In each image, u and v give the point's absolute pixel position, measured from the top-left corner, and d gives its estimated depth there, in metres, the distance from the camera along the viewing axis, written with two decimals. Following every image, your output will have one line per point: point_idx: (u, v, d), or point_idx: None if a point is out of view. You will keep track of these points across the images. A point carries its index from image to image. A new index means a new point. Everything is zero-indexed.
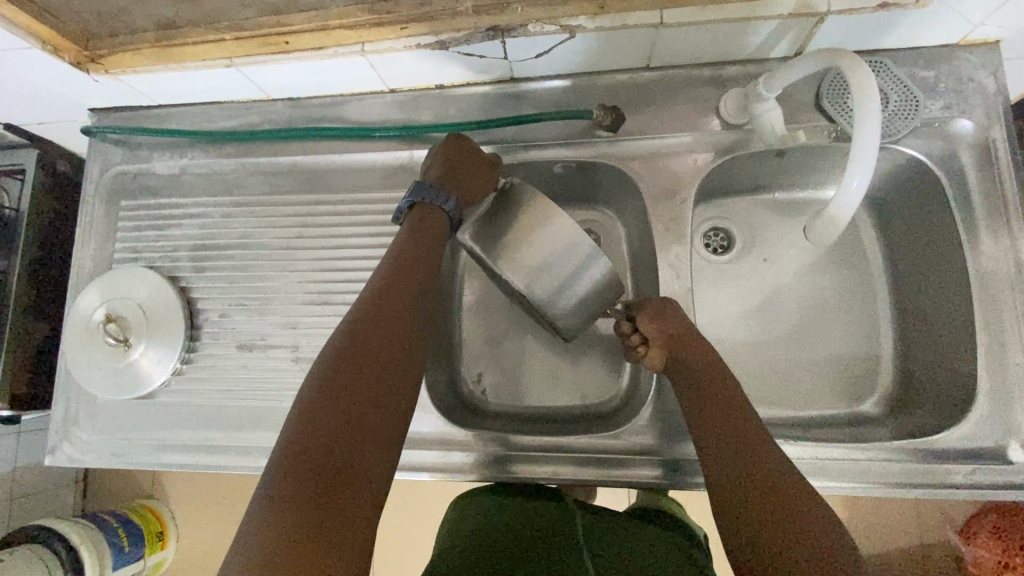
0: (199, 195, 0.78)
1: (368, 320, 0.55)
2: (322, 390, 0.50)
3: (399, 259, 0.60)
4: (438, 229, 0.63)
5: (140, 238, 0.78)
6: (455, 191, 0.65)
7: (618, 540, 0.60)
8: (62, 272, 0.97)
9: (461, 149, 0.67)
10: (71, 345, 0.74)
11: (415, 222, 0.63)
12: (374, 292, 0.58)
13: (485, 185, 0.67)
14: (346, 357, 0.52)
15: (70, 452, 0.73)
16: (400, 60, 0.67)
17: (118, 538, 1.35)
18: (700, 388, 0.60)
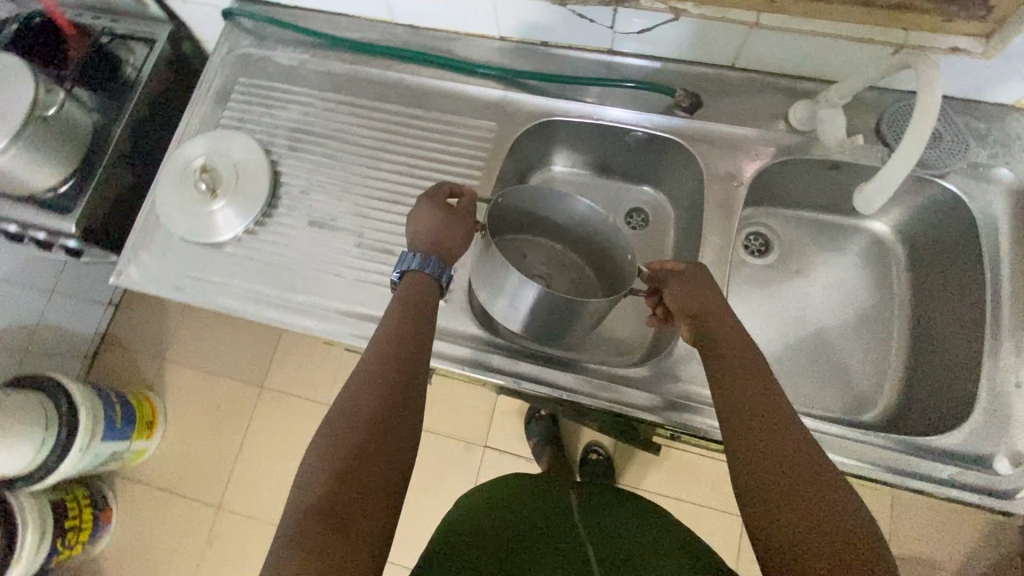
0: (308, 88, 0.86)
1: (356, 403, 0.54)
2: (322, 476, 0.49)
3: (390, 341, 0.60)
4: (425, 298, 0.65)
5: (246, 111, 0.86)
6: (431, 248, 0.68)
7: (612, 516, 0.65)
8: (156, 137, 1.05)
9: (434, 203, 0.70)
10: (162, 185, 0.81)
11: (402, 290, 0.65)
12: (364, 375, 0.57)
13: (461, 232, 0.69)
14: (339, 441, 0.51)
15: (133, 277, 0.80)
16: (520, 8, 0.76)
17: (113, 413, 1.39)
18: (726, 354, 0.58)
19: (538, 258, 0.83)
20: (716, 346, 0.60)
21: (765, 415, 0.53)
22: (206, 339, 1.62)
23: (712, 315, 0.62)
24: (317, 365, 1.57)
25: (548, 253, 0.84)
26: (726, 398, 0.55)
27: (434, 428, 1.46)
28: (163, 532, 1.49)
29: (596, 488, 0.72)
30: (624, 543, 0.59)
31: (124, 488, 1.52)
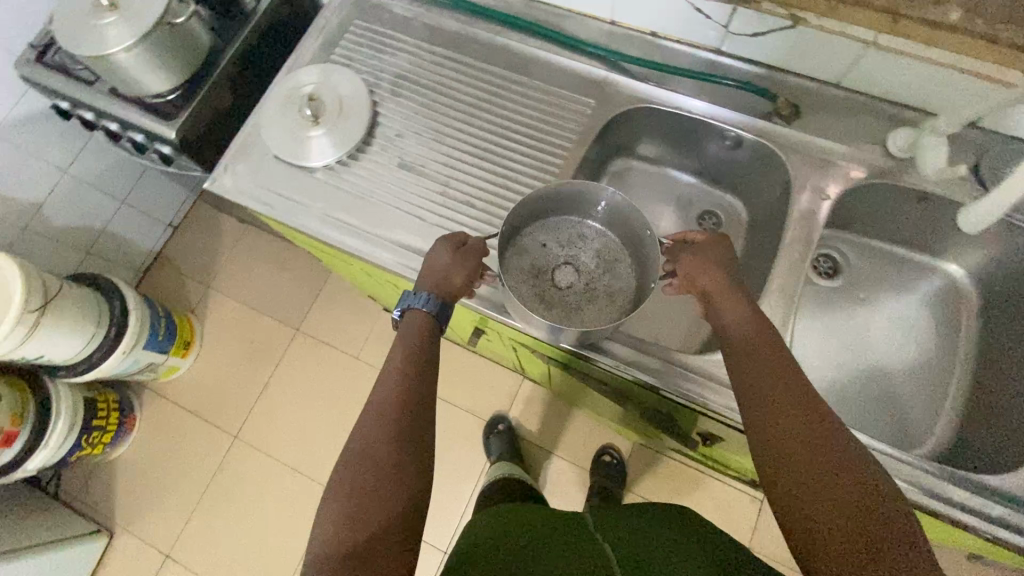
0: (418, 39, 0.89)
1: (364, 460, 0.59)
2: (341, 535, 0.54)
3: (392, 396, 0.63)
4: (426, 339, 0.68)
5: (355, 51, 0.89)
6: (435, 289, 0.70)
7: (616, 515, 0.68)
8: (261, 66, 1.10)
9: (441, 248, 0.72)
10: (270, 105, 0.85)
11: (404, 332, 0.68)
12: (368, 432, 0.61)
13: (462, 276, 0.71)
14: (350, 501, 0.56)
15: (228, 185, 0.84)
16: None
17: (157, 326, 1.44)
18: (739, 323, 0.61)
19: (557, 244, 0.81)
20: (729, 316, 0.62)
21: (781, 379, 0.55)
22: (253, 275, 1.67)
23: (724, 284, 0.64)
24: (354, 319, 1.61)
25: (567, 233, 0.82)
26: (741, 366, 0.58)
27: (459, 401, 1.50)
28: (180, 451, 1.54)
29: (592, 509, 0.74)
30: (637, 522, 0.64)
31: (153, 400, 1.58)
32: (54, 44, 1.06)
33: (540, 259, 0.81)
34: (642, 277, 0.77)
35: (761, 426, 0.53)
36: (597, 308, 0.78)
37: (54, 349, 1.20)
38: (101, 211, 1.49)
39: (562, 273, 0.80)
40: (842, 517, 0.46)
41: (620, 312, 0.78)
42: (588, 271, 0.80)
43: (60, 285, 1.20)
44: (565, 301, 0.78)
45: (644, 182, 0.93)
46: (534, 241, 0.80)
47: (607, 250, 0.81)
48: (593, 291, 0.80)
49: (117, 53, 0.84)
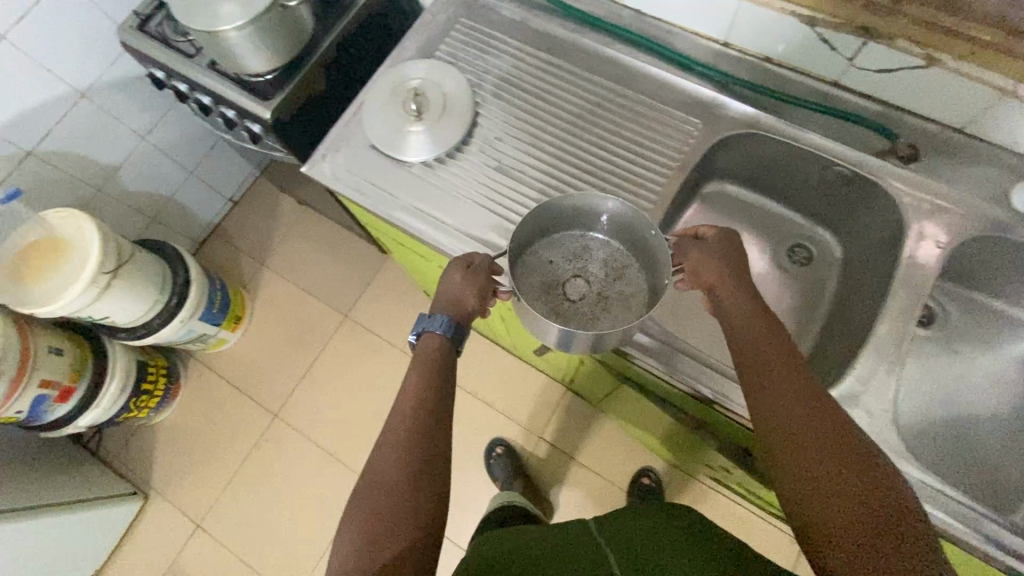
0: (524, 42, 0.89)
1: (379, 482, 0.60)
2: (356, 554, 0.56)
3: (405, 419, 0.64)
4: (439, 360, 0.70)
5: (461, 49, 0.89)
6: (447, 312, 0.72)
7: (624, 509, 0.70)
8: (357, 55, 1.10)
9: (454, 270, 0.73)
10: (373, 95, 0.86)
11: (419, 354, 0.70)
12: (383, 453, 0.62)
13: (473, 299, 0.72)
14: (363, 527, 0.58)
15: (327, 172, 0.84)
16: (764, 19, 0.76)
17: (214, 299, 1.46)
18: (751, 327, 0.63)
19: (564, 258, 0.79)
20: (739, 318, 0.64)
21: (793, 388, 0.57)
22: (307, 257, 1.69)
23: (733, 283, 0.66)
24: (401, 311, 1.61)
25: (572, 247, 0.80)
26: (752, 371, 0.60)
27: (501, 406, 1.51)
28: (220, 423, 1.56)
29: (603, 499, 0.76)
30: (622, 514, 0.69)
31: (198, 369, 1.60)
32: (157, 14, 1.08)
33: (549, 276, 0.79)
34: (653, 278, 0.75)
35: (780, 450, 0.55)
36: (612, 316, 0.76)
37: (120, 312, 1.22)
38: (170, 180, 1.51)
39: (573, 286, 0.78)
40: (853, 521, 0.49)
41: (637, 314, 0.75)
42: (600, 278, 0.78)
43: (133, 250, 1.22)
44: (581, 313, 0.76)
45: (735, 208, 0.92)
46: (539, 258, 0.79)
47: (613, 257, 0.79)
48: (608, 299, 0.78)
49: (228, 31, 0.85)
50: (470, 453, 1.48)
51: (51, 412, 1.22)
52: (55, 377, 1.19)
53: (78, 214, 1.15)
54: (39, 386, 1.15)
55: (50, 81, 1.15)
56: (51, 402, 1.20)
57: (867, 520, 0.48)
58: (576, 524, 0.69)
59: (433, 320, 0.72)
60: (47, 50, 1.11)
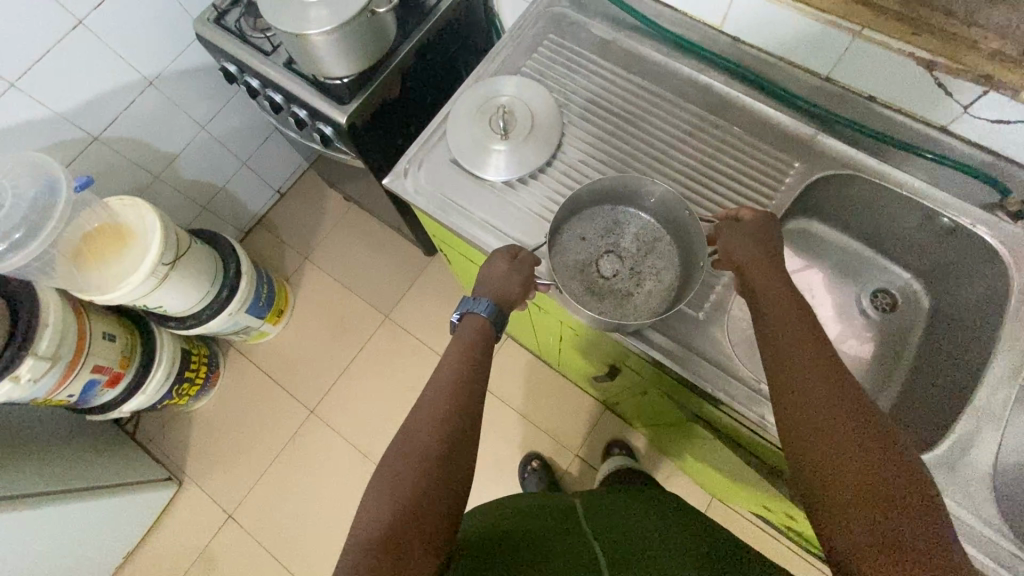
0: (614, 64, 0.87)
1: (412, 440, 0.60)
2: (381, 503, 0.55)
3: (446, 389, 0.64)
4: (479, 342, 0.69)
5: (550, 67, 0.87)
6: (492, 297, 0.72)
7: (627, 535, 0.76)
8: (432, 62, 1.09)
9: (499, 259, 0.74)
10: (459, 109, 0.84)
11: (460, 336, 0.70)
12: (420, 415, 0.62)
13: (518, 290, 0.72)
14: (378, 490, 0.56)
15: (408, 187, 0.83)
16: (875, 58, 0.73)
17: (260, 293, 1.46)
18: (775, 302, 0.62)
19: (596, 233, 0.82)
20: (768, 294, 0.63)
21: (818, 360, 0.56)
22: (350, 254, 1.68)
23: (762, 262, 0.66)
24: (443, 316, 1.60)
25: (604, 222, 0.82)
26: (774, 338, 0.59)
27: (539, 420, 1.49)
28: (256, 415, 1.56)
29: (598, 509, 0.84)
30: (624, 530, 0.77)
31: (237, 359, 1.61)
32: (234, 8, 1.07)
33: (583, 255, 0.81)
34: (686, 255, 0.79)
35: (800, 444, 0.52)
36: (647, 293, 0.79)
37: (172, 302, 1.22)
38: (224, 169, 1.51)
39: (607, 262, 0.80)
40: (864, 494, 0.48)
41: (671, 291, 0.79)
42: (631, 256, 0.81)
43: (189, 240, 1.22)
44: (616, 291, 0.79)
45: (818, 249, 0.89)
46: (574, 235, 0.80)
47: (644, 232, 0.82)
48: (640, 274, 0.80)
49: (313, 34, 0.84)
50: (504, 466, 1.46)
51: (100, 395, 1.23)
52: (107, 362, 1.19)
53: (140, 202, 1.15)
54: (91, 371, 1.16)
55: (122, 67, 1.15)
56: (101, 386, 1.21)
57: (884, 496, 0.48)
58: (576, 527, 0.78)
59: (476, 302, 0.72)
60: (123, 37, 1.11)
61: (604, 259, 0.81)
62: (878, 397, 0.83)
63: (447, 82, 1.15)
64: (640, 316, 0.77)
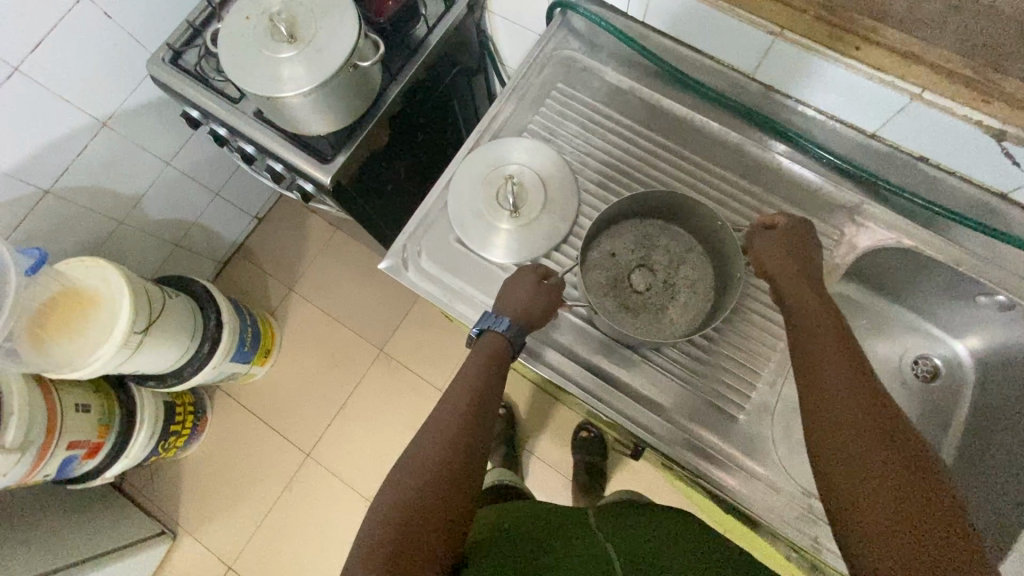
0: (633, 119, 0.78)
1: (428, 443, 0.57)
2: (392, 500, 0.53)
3: (463, 397, 0.61)
4: (497, 362, 0.64)
5: (560, 125, 0.78)
6: (514, 315, 0.66)
7: (643, 546, 0.66)
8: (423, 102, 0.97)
9: (524, 274, 0.68)
10: (462, 177, 0.75)
11: (476, 352, 0.65)
12: (439, 418, 0.60)
13: (544, 310, 0.66)
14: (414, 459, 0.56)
15: (410, 275, 0.73)
16: (932, 122, 0.65)
17: (246, 336, 1.37)
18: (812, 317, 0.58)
19: (626, 247, 0.73)
20: (801, 315, 0.59)
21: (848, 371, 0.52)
22: (338, 282, 1.58)
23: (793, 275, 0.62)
24: (440, 346, 1.52)
25: (633, 235, 0.73)
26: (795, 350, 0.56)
27: (545, 455, 1.44)
28: (249, 461, 1.48)
29: (617, 519, 0.74)
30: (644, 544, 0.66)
31: (223, 402, 1.52)
32: (191, 46, 0.94)
33: (612, 270, 0.72)
34: (721, 263, 0.70)
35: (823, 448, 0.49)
36: (682, 308, 0.70)
37: (149, 365, 1.12)
38: (195, 203, 1.38)
39: (638, 277, 0.72)
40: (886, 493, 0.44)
41: (706, 305, 0.70)
42: (665, 267, 0.72)
43: (162, 299, 1.12)
44: (650, 307, 0.71)
45: (859, 314, 0.81)
46: (601, 252, 0.72)
47: (677, 240, 0.73)
48: (674, 287, 0.72)
49: (288, 97, 0.73)
50: None
51: (78, 467, 1.14)
52: (82, 436, 1.10)
53: (104, 262, 1.04)
54: (66, 448, 1.07)
55: (68, 110, 1.01)
56: (79, 459, 1.12)
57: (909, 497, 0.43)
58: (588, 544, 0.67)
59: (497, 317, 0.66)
60: (66, 77, 0.98)
61: (634, 271, 0.72)
62: None
63: (439, 119, 1.04)
64: (677, 333, 0.69)
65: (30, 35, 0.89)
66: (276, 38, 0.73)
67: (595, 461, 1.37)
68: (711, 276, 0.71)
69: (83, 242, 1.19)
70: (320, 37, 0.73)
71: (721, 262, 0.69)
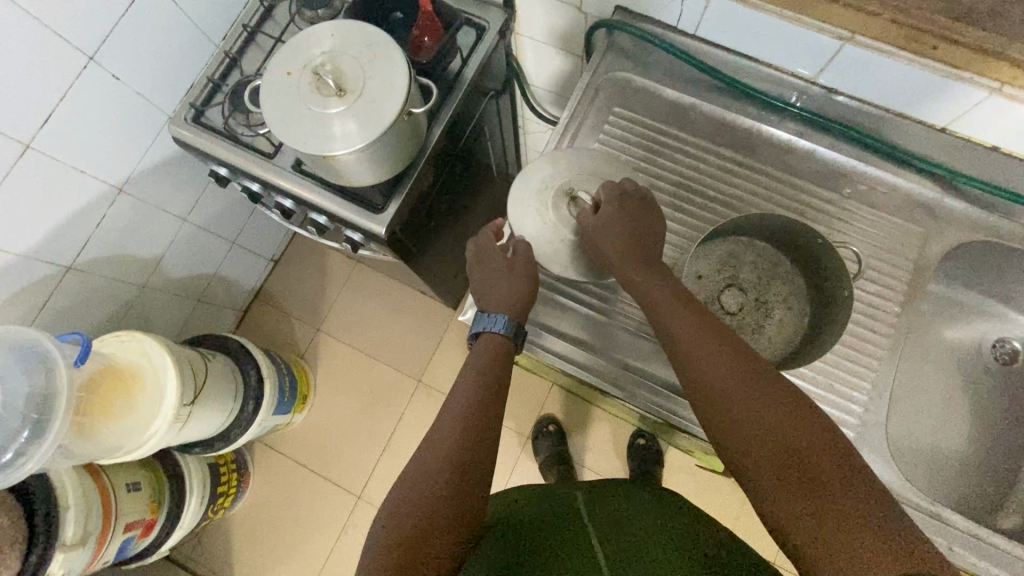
0: (696, 136, 0.77)
1: (423, 458, 0.58)
2: (390, 521, 0.54)
3: (462, 401, 0.62)
4: (504, 359, 0.66)
5: (625, 151, 0.77)
6: (505, 307, 0.67)
7: (635, 534, 0.66)
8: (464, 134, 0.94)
9: (493, 259, 0.69)
10: (520, 211, 0.67)
11: (478, 356, 0.66)
12: (437, 431, 0.60)
13: (529, 289, 0.67)
14: (421, 469, 0.57)
15: None
16: (1011, 113, 0.64)
17: (284, 387, 1.33)
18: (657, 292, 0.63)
19: (712, 268, 0.71)
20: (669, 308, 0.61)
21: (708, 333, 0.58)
22: (367, 316, 1.54)
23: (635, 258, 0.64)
24: None
25: (716, 255, 0.71)
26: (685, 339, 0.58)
27: (601, 469, 1.42)
28: (299, 509, 1.44)
29: (615, 491, 0.76)
30: (636, 529, 0.67)
31: (264, 454, 1.47)
32: (213, 102, 0.89)
33: (700, 293, 0.70)
34: (814, 279, 0.68)
35: (745, 434, 0.52)
36: (777, 325, 0.69)
37: (197, 435, 1.07)
38: (212, 255, 1.33)
39: (728, 298, 0.70)
40: (768, 449, 0.51)
41: (802, 320, 0.69)
42: (753, 285, 0.71)
43: (204, 365, 1.07)
44: (745, 326, 0.69)
45: (938, 305, 0.81)
46: (689, 277, 0.70)
47: (763, 258, 0.72)
48: (766, 304, 0.70)
49: (343, 154, 0.69)
50: None
51: (135, 547, 1.09)
52: (137, 515, 1.05)
53: (142, 336, 0.99)
54: (124, 530, 1.02)
55: (83, 181, 0.95)
56: (136, 539, 1.07)
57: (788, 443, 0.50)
58: (580, 529, 0.68)
59: (488, 316, 0.67)
60: (80, 148, 0.92)
61: (724, 292, 0.70)
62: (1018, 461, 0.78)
63: (475, 147, 1.01)
64: (779, 350, 0.68)
65: (40, 112, 0.84)
66: (323, 92, 0.70)
67: (653, 468, 1.36)
68: (805, 292, 0.70)
69: (108, 314, 1.13)
70: (370, 87, 0.70)
71: (812, 278, 0.69)
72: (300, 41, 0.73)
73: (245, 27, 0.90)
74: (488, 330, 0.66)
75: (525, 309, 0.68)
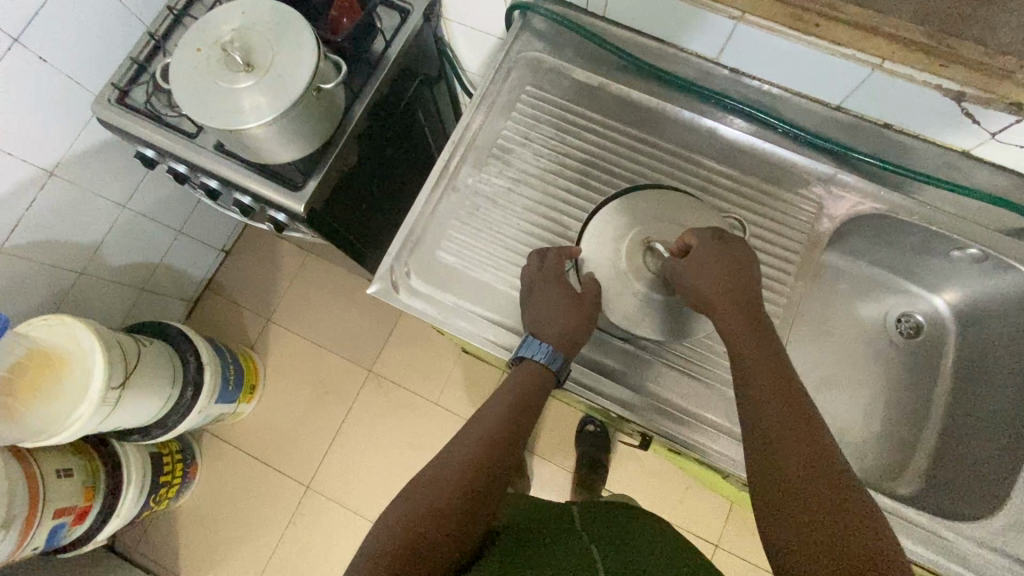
0: (606, 115, 0.79)
1: (440, 470, 0.55)
2: (390, 525, 0.50)
3: (490, 421, 0.59)
4: (540, 391, 0.62)
5: (535, 129, 0.79)
6: (557, 340, 0.63)
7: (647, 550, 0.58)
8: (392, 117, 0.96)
9: (560, 292, 0.65)
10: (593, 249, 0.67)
11: (513, 380, 0.63)
12: (459, 445, 0.57)
13: (586, 330, 0.64)
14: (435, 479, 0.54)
15: (404, 297, 0.72)
16: (896, 89, 0.66)
17: (228, 374, 1.32)
18: (743, 343, 0.56)
19: None
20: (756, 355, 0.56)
21: (777, 390, 0.53)
22: (318, 307, 1.54)
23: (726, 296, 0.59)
24: (427, 359, 1.49)
25: None
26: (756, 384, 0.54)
27: (549, 455, 1.43)
28: (251, 503, 1.43)
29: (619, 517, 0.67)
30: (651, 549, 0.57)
31: (213, 445, 1.47)
32: (138, 83, 0.90)
33: None
34: None
35: (789, 486, 0.47)
36: None
37: (129, 420, 1.07)
38: (157, 244, 1.33)
39: None
40: (803, 508, 0.45)
41: None
42: None
43: (137, 348, 1.07)
44: None
45: (841, 279, 0.84)
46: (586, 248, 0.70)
47: None
48: None
49: (250, 129, 0.70)
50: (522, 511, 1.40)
51: (68, 535, 1.08)
52: (69, 502, 1.04)
53: (70, 319, 0.98)
54: (54, 517, 1.01)
55: (11, 164, 0.95)
56: (67, 526, 1.06)
57: (831, 521, 0.43)
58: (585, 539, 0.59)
59: (542, 347, 0.63)
60: (5, 129, 0.92)
61: None
62: (917, 430, 0.80)
63: (407, 131, 1.02)
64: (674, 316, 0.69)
65: None
66: (231, 68, 0.70)
67: (599, 454, 1.38)
68: None
69: (43, 300, 1.13)
70: (277, 63, 0.71)
71: None
72: (210, 19, 0.74)
73: (172, 10, 0.91)
74: (536, 360, 0.63)
75: (577, 347, 0.64)
